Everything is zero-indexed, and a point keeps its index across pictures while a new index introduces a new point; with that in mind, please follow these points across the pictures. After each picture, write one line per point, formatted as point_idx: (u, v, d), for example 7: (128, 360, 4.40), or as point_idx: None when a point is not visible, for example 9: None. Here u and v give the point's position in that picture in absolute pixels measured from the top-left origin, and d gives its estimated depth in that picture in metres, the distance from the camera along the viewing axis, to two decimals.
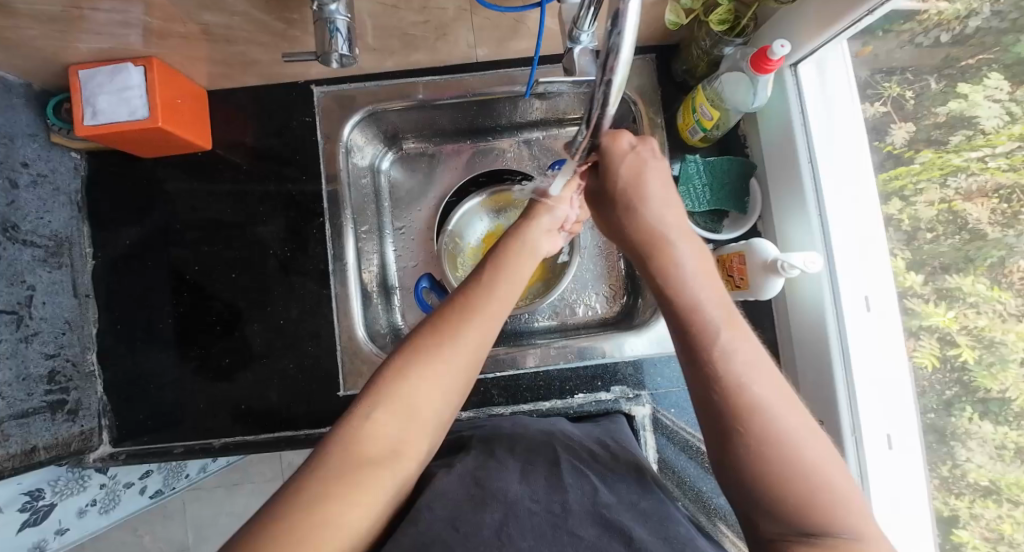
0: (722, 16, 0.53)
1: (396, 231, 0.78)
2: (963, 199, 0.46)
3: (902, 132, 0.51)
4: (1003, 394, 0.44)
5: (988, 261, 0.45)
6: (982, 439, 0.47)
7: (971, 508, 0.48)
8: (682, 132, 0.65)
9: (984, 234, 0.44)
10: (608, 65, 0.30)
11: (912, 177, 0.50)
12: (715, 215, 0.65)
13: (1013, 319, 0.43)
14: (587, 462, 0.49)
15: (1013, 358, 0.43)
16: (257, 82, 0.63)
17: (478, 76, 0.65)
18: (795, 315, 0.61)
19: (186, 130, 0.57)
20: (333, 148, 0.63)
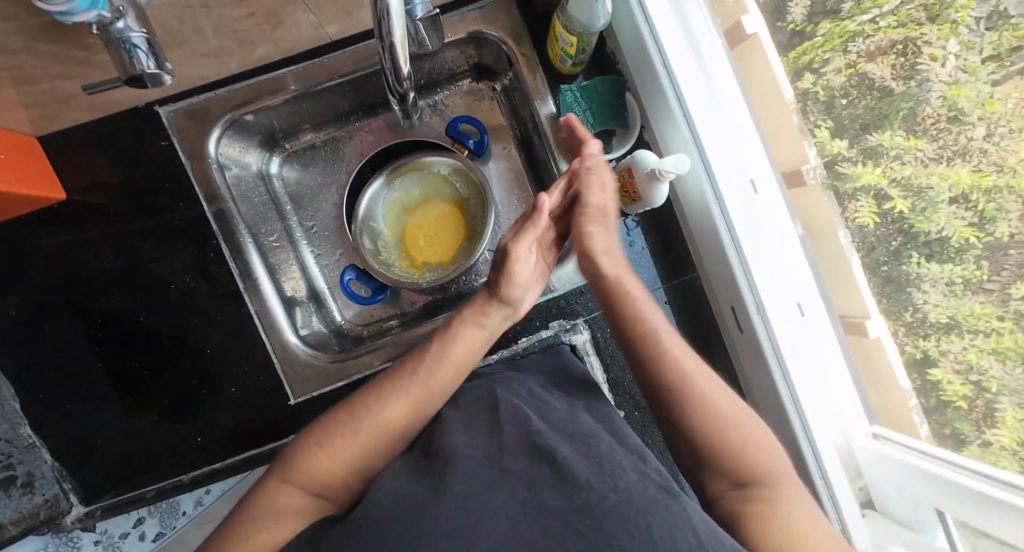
0: None
1: (307, 232, 0.76)
2: (865, 60, 0.50)
3: (801, 7, 0.55)
4: (940, 235, 0.47)
5: (901, 114, 0.48)
6: (933, 280, 0.49)
7: (938, 345, 0.50)
8: (552, 61, 0.65)
9: (892, 90, 0.49)
10: (384, 28, 0.38)
11: (818, 48, 0.54)
12: (603, 137, 0.67)
13: (933, 162, 0.46)
14: (525, 396, 0.50)
15: (942, 200, 0.46)
16: (93, 115, 0.60)
17: (337, 56, 0.63)
18: (692, 211, 0.65)
19: (22, 184, 0.54)
20: (203, 167, 0.62)
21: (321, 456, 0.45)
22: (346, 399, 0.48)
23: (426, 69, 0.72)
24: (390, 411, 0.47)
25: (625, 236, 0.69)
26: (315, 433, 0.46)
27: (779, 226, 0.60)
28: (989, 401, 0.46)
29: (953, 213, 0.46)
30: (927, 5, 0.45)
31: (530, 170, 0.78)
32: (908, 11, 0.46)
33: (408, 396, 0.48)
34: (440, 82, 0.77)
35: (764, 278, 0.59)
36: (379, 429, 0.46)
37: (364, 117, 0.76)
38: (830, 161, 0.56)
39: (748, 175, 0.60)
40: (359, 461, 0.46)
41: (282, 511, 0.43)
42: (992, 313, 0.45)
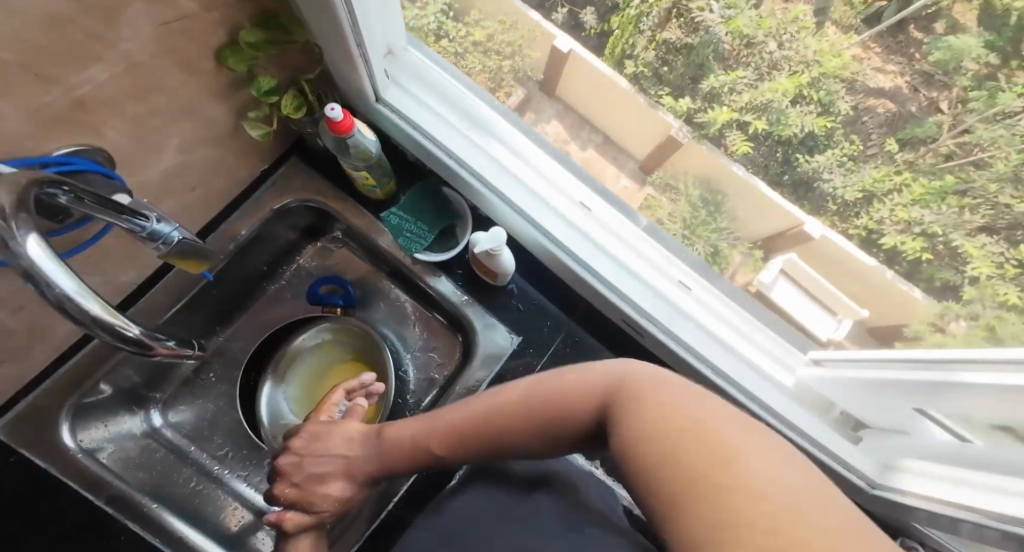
0: (292, 103, 0.54)
1: (224, 461, 0.70)
2: (659, 30, 0.49)
3: (590, 13, 0.51)
4: (806, 129, 0.46)
5: (712, 54, 0.47)
6: (829, 168, 0.47)
7: (872, 218, 0.47)
8: (364, 194, 0.67)
9: (692, 43, 0.48)
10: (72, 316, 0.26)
11: (621, 39, 0.51)
12: (444, 236, 0.69)
13: (760, 81, 0.47)
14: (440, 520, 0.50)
15: (785, 107, 0.46)
16: None
17: (157, 292, 0.63)
18: (545, 255, 0.67)
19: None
20: (68, 462, 0.59)
21: None
22: None
23: (263, 254, 0.72)
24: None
25: (511, 304, 0.70)
26: None
27: (625, 227, 0.63)
28: (948, 242, 0.42)
29: (801, 111, 0.46)
30: None
31: (406, 289, 0.76)
32: None
33: None
34: (286, 258, 0.76)
35: (630, 277, 0.62)
36: None
37: (228, 326, 0.75)
38: (687, 117, 0.52)
39: (576, 199, 0.63)
40: None
41: None
42: (890, 170, 0.44)
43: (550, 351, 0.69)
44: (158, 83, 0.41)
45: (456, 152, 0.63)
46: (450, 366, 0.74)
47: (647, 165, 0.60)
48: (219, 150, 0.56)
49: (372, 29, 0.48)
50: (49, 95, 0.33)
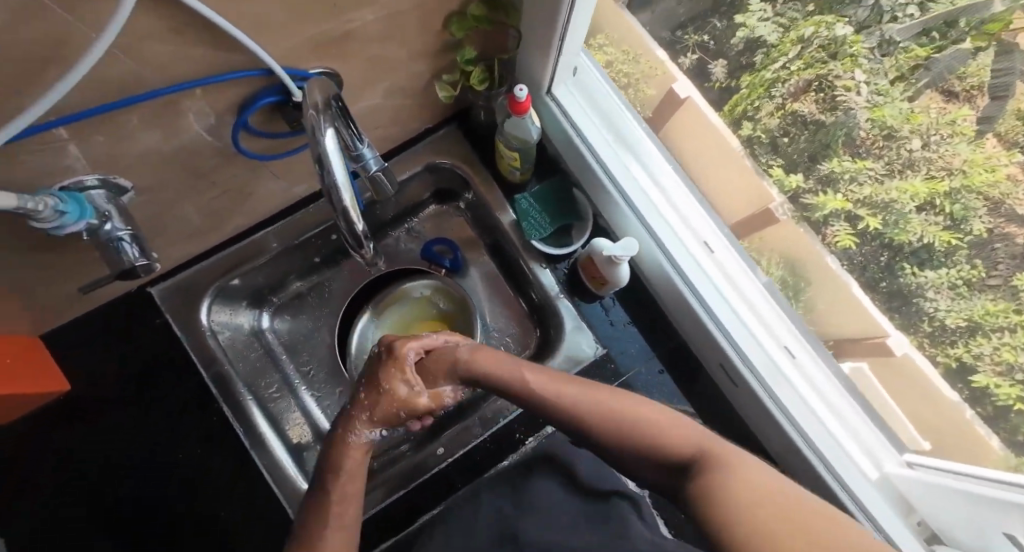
0: (480, 76, 0.61)
1: (305, 379, 0.77)
2: (794, 101, 0.54)
3: (721, 67, 0.58)
4: (922, 241, 0.48)
5: (841, 141, 0.52)
6: (935, 287, 0.49)
7: (970, 351, 0.49)
8: (504, 175, 0.73)
9: (823, 122, 0.52)
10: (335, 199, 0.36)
11: (746, 99, 0.57)
12: (561, 233, 0.71)
13: (887, 177, 0.50)
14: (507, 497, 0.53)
15: (909, 209, 0.49)
16: (98, 305, 0.67)
17: (309, 212, 0.72)
18: (654, 280, 0.68)
19: (31, 382, 0.57)
20: (200, 337, 0.67)
21: None
22: None
23: (393, 205, 0.80)
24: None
25: (604, 315, 0.72)
26: None
27: (744, 276, 0.63)
28: None
29: (925, 220, 0.48)
30: (824, 45, 0.49)
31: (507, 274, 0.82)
32: (811, 53, 0.50)
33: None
34: (408, 213, 0.83)
35: (740, 326, 0.61)
36: None
37: (341, 262, 0.82)
38: (793, 195, 0.58)
39: (702, 237, 0.64)
40: None
41: None
42: (1007, 307, 0.46)
43: (631, 373, 0.70)
44: (397, 34, 0.48)
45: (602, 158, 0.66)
46: (524, 357, 0.79)
47: (736, 231, 0.64)
48: (402, 102, 0.63)
49: (580, 22, 0.52)
50: (331, 23, 0.40)
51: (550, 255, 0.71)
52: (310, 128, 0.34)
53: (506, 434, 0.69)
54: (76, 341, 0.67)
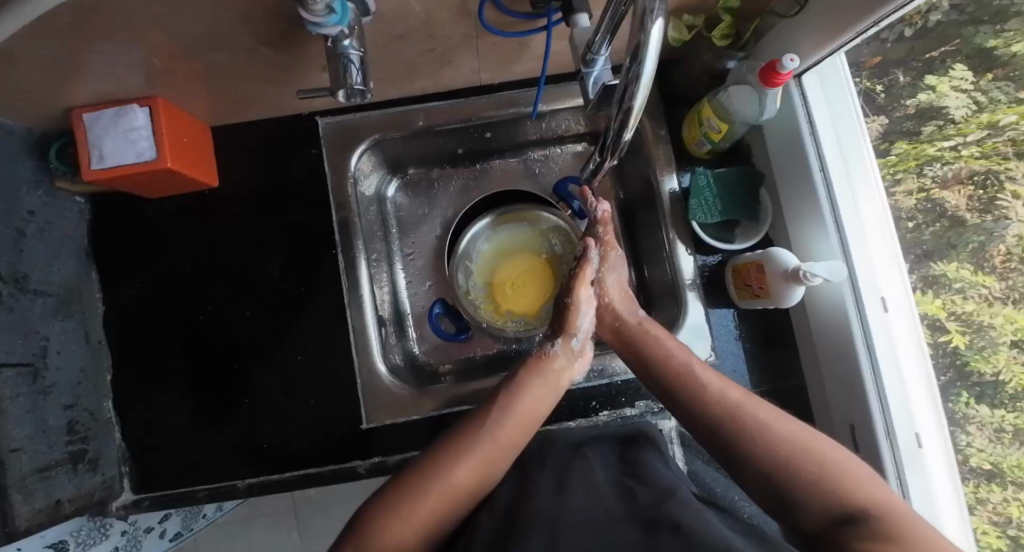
0: (723, 31, 0.54)
1: (405, 256, 0.84)
2: (940, 187, 0.53)
3: (877, 124, 0.58)
4: (995, 377, 0.50)
5: (970, 246, 0.51)
6: (981, 422, 0.51)
7: (977, 493, 0.52)
8: (687, 141, 0.64)
9: (963, 221, 0.51)
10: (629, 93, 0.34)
11: (892, 166, 0.57)
12: (726, 226, 0.64)
13: (998, 302, 0.49)
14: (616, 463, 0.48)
15: (1002, 341, 0.49)
16: (262, 119, 0.67)
17: (476, 102, 0.73)
18: (815, 317, 0.59)
19: (195, 165, 0.60)
20: (341, 178, 0.68)
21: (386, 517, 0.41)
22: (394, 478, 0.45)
23: (539, 130, 0.81)
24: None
25: (730, 329, 0.66)
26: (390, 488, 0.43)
27: (910, 354, 0.54)
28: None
29: (1013, 357, 0.48)
30: (1014, 141, 0.47)
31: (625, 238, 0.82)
32: (995, 144, 0.49)
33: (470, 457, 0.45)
34: (551, 143, 0.85)
35: (896, 404, 0.53)
36: (445, 493, 0.43)
37: (476, 163, 0.86)
38: None
39: (878, 292, 0.55)
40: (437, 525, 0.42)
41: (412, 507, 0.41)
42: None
43: None
44: None
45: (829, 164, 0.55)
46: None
47: None
48: None
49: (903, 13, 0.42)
50: None
51: (705, 244, 0.65)
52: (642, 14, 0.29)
53: (582, 399, 0.70)
54: (228, 145, 0.68)
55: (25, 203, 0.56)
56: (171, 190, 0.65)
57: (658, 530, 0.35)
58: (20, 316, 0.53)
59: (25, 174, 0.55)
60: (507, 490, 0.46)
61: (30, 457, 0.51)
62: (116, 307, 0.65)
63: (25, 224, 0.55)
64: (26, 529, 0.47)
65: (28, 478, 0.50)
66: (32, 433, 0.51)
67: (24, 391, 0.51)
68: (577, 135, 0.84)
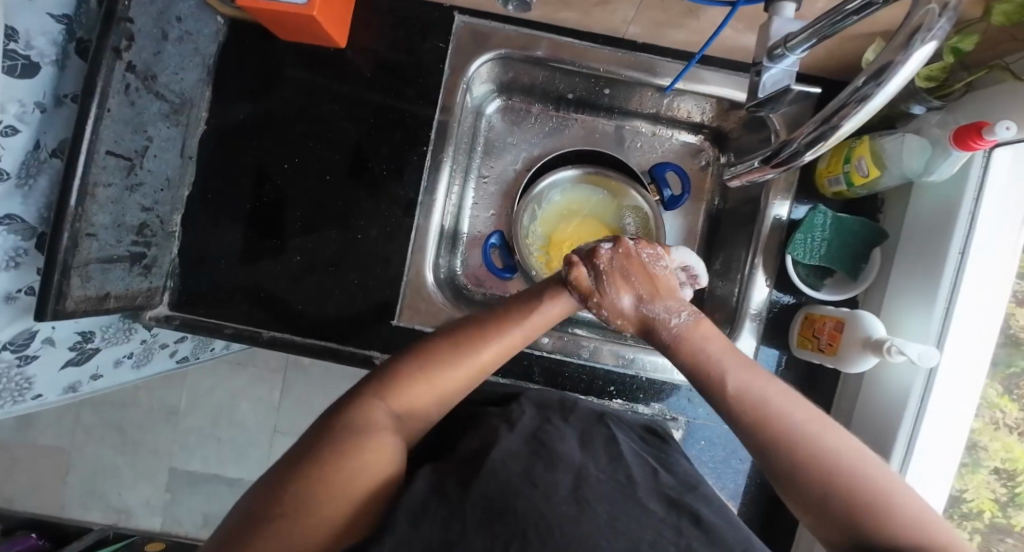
0: (932, 72, 0.47)
1: (480, 179, 0.82)
2: (1016, 304, 0.51)
3: None
4: (961, 492, 0.53)
5: (1009, 370, 0.52)
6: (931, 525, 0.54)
7: None
8: (819, 175, 0.61)
9: (1020, 345, 0.51)
10: (841, 113, 0.30)
11: None
12: (818, 272, 0.61)
13: (1005, 428, 0.53)
14: (640, 446, 0.47)
15: (986, 463, 0.53)
16: None
17: (615, 53, 0.68)
18: (872, 393, 0.56)
19: (336, 24, 0.58)
20: (456, 81, 0.66)
21: (414, 387, 0.41)
22: (413, 351, 0.43)
23: (660, 104, 0.76)
24: (381, 423, 0.38)
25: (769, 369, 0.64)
26: (416, 356, 0.43)
27: (945, 458, 0.51)
28: None
29: (988, 479, 0.53)
30: None
31: (704, 244, 0.79)
32: None
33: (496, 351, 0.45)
34: (668, 122, 0.81)
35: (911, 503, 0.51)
36: (472, 375, 0.44)
37: (581, 113, 0.82)
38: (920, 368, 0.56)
39: (946, 395, 0.50)
40: (449, 400, 0.43)
41: (428, 385, 0.41)
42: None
43: None
44: None
45: (968, 248, 0.48)
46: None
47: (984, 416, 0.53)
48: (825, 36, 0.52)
49: None
50: None
51: (790, 282, 0.62)
52: (912, 28, 0.25)
53: (602, 380, 0.71)
54: (365, 10, 0.65)
55: (178, 9, 0.53)
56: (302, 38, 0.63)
57: (682, 511, 0.34)
58: (138, 111, 0.50)
59: None
60: (527, 422, 0.44)
61: (100, 246, 0.50)
62: (214, 131, 0.65)
63: (171, 28, 0.53)
64: (71, 311, 0.48)
65: (92, 264, 0.50)
66: (108, 222, 0.50)
67: (115, 182, 0.50)
68: (695, 125, 0.80)
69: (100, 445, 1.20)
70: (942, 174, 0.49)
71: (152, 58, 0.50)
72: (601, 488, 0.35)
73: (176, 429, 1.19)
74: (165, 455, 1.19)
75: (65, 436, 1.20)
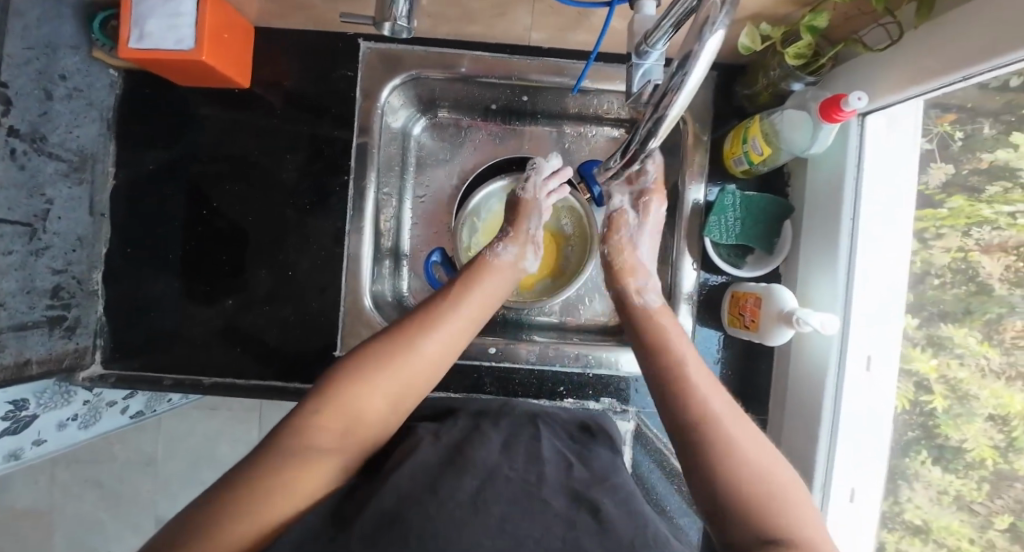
0: (800, 49, 0.49)
1: (416, 199, 0.83)
2: (980, 250, 0.47)
3: (940, 173, 0.49)
4: (959, 443, 0.48)
5: (986, 315, 0.47)
6: (928, 482, 0.51)
7: (898, 542, 0.53)
8: (726, 160, 0.63)
9: (990, 290, 0.46)
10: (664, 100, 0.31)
11: (938, 220, 0.49)
12: (738, 250, 0.63)
13: (992, 375, 0.46)
14: (565, 442, 0.50)
15: (980, 412, 0.47)
16: (306, 26, 0.65)
17: (525, 60, 0.68)
18: (798, 361, 0.59)
19: (230, 65, 0.58)
20: (370, 106, 0.65)
21: (368, 384, 0.43)
22: (356, 352, 0.47)
23: (578, 104, 0.77)
24: (329, 418, 0.41)
25: (712, 350, 0.66)
26: (361, 357, 0.45)
27: (877, 410, 0.54)
28: None
29: (984, 429, 0.46)
30: None
31: None
32: None
33: (441, 336, 0.49)
34: (587, 118, 0.81)
35: (843, 457, 0.54)
36: (423, 364, 0.46)
37: (507, 122, 0.83)
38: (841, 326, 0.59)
39: (865, 349, 0.53)
40: (404, 395, 0.45)
41: (378, 375, 0.44)
42: (966, 534, 0.48)
43: None
44: None
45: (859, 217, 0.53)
46: (592, 320, 0.80)
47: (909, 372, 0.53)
48: None
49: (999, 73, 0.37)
50: None
51: (714, 263, 0.64)
52: (702, 20, 0.27)
53: (552, 381, 0.71)
54: (267, 45, 0.65)
55: (61, 65, 0.53)
56: (202, 81, 0.63)
57: (582, 509, 0.37)
58: (31, 175, 0.50)
59: (64, 34, 0.54)
60: (453, 434, 0.48)
61: (9, 314, 0.50)
62: (126, 183, 0.65)
63: (56, 86, 0.53)
64: None
65: (4, 334, 0.49)
66: (16, 289, 0.50)
67: (17, 249, 0.50)
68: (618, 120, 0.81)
69: (79, 503, 1.13)
70: (821, 146, 0.52)
71: (37, 118, 0.50)
72: (507, 492, 0.38)
73: (155, 480, 1.12)
74: (147, 508, 1.13)
75: (42, 499, 1.12)
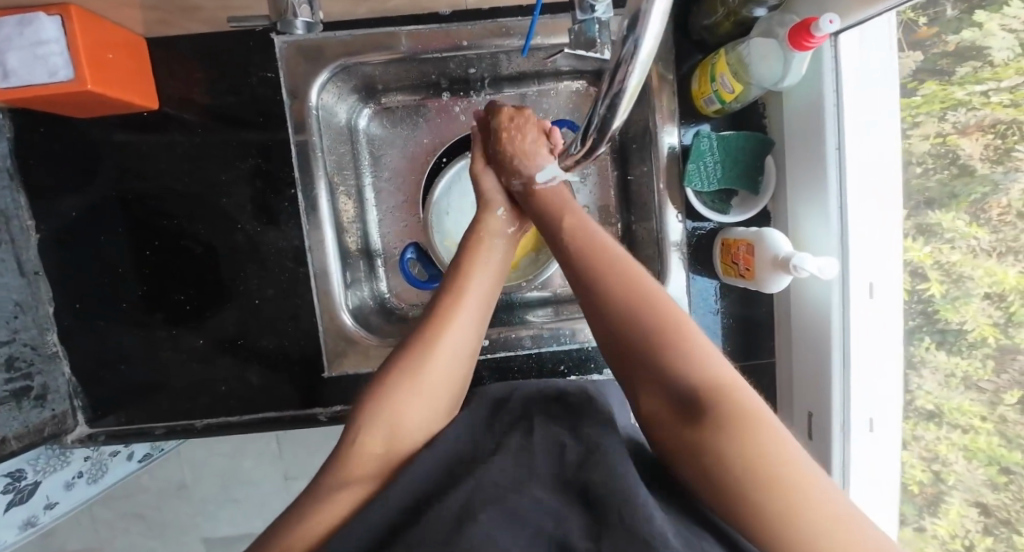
0: None
1: (377, 195, 0.78)
2: (958, 133, 0.46)
3: (910, 61, 0.47)
4: (960, 326, 0.48)
5: (972, 197, 0.47)
6: (934, 366, 0.51)
7: (913, 430, 0.54)
8: (696, 99, 0.58)
9: (973, 170, 0.46)
10: (621, 73, 0.29)
11: (914, 108, 0.49)
12: (723, 195, 0.59)
13: (984, 254, 0.46)
14: (558, 416, 0.42)
15: (977, 293, 0.47)
16: (202, 28, 0.59)
17: (465, 27, 0.61)
18: (799, 304, 0.56)
19: (123, 87, 0.53)
20: (301, 108, 0.60)
21: (395, 405, 0.42)
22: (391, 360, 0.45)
23: (532, 62, 0.70)
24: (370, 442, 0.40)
25: (710, 301, 0.63)
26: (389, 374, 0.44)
27: (885, 344, 0.52)
28: (940, 491, 0.53)
29: (982, 308, 0.47)
30: None
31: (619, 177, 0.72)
32: None
33: (464, 321, 0.47)
34: (544, 77, 0.75)
35: (858, 394, 0.52)
36: (450, 364, 0.45)
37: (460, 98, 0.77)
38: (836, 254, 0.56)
39: (866, 277, 0.50)
40: (439, 400, 0.44)
41: (409, 391, 0.43)
42: (977, 411, 0.49)
43: None
44: None
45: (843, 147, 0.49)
46: None
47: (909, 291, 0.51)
48: None
49: None
50: None
51: (697, 211, 0.60)
52: None
53: (551, 360, 0.69)
54: (168, 59, 0.59)
55: None
56: (103, 109, 0.57)
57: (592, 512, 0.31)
58: None
59: None
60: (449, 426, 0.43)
61: None
62: (50, 235, 0.60)
63: None
64: None
65: None
66: None
67: None
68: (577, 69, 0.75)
69: (126, 536, 1.10)
70: (792, 76, 0.48)
71: None
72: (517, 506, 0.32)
73: (192, 503, 1.09)
74: (192, 529, 1.11)
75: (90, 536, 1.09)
